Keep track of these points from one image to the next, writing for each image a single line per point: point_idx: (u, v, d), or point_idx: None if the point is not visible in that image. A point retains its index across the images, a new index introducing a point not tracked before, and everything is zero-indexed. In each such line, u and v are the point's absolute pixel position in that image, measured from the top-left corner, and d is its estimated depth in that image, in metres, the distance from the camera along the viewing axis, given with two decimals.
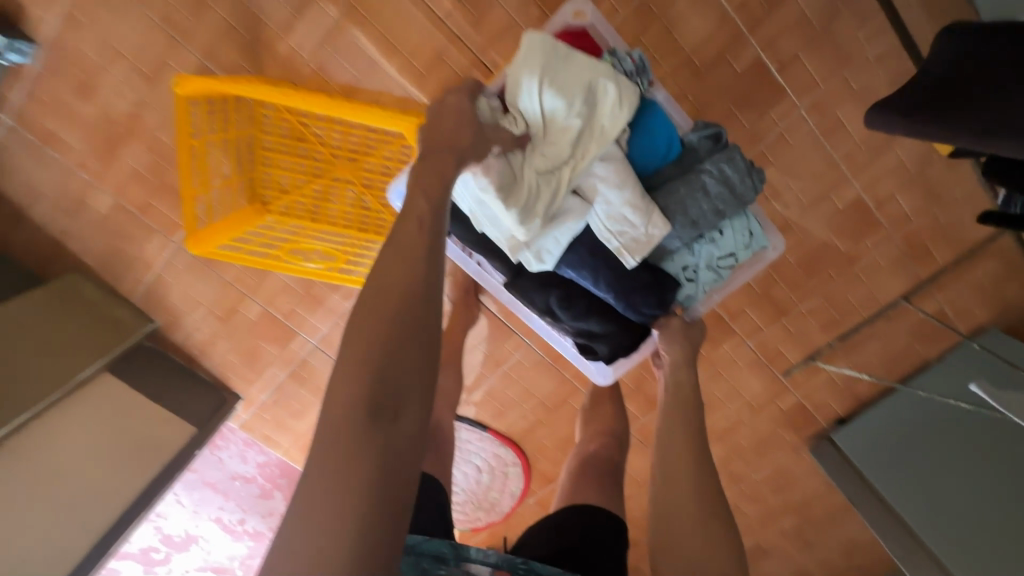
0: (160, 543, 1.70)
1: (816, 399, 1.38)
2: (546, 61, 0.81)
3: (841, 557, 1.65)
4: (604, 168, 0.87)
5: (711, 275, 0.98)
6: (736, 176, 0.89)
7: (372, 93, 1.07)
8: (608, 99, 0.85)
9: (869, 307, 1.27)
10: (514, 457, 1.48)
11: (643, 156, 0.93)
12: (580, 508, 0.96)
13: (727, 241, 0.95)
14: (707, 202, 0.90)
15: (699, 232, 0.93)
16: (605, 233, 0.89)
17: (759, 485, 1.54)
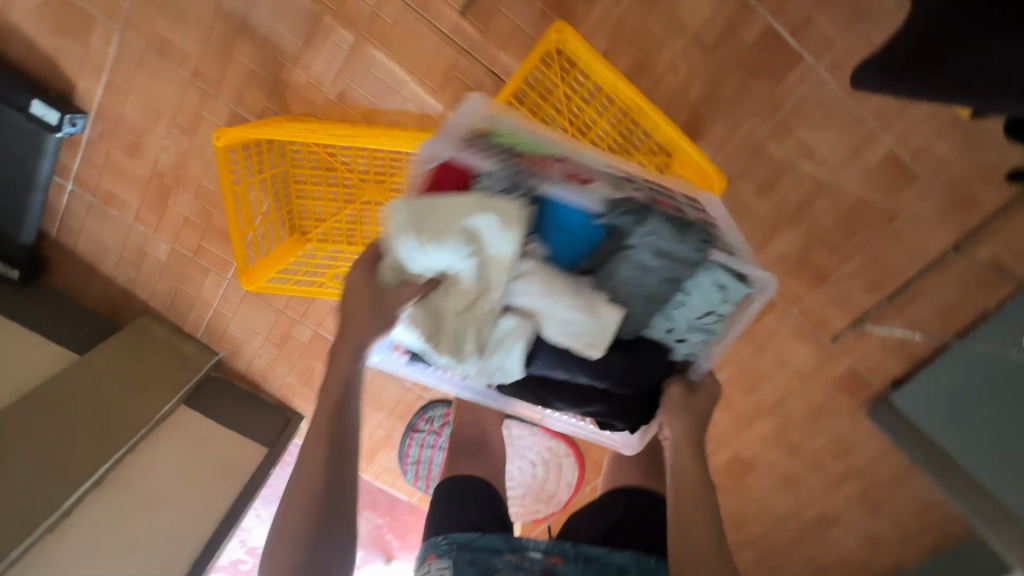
0: (246, 555, 1.79)
1: (869, 361, 1.35)
2: (414, 226, 0.74)
3: (913, 518, 1.61)
4: (520, 285, 0.79)
5: (700, 330, 0.86)
6: (664, 240, 0.78)
7: (392, 114, 1.12)
8: (495, 232, 0.74)
9: (915, 262, 1.23)
10: (566, 448, 1.52)
11: (568, 246, 0.83)
12: (620, 488, 0.98)
13: (702, 292, 0.83)
14: (654, 272, 0.80)
15: (659, 301, 0.83)
16: (556, 341, 0.81)
17: (818, 454, 1.51)
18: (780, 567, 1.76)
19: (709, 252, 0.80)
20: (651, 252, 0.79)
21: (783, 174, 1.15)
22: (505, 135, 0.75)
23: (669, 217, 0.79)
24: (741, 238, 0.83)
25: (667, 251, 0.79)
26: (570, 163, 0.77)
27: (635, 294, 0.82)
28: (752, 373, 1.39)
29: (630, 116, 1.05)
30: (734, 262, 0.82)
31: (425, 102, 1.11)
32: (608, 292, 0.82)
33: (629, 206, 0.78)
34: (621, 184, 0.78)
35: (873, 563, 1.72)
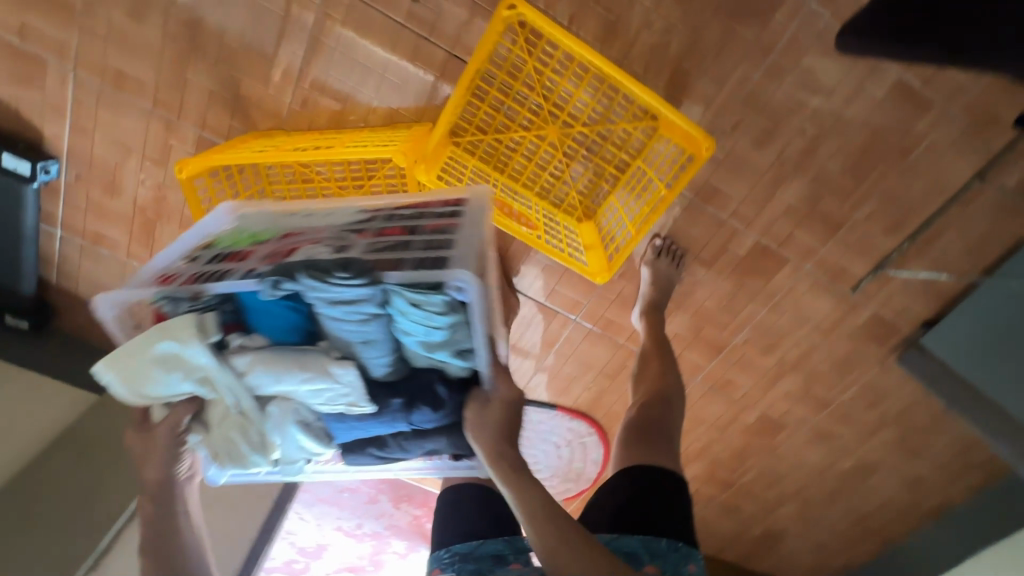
0: (298, 555, 1.86)
1: (895, 306, 1.28)
2: (113, 369, 0.78)
3: (955, 458, 1.56)
4: (252, 378, 0.78)
5: (451, 342, 0.80)
6: (315, 292, 0.74)
7: (359, 116, 1.08)
8: (174, 352, 0.76)
9: (937, 196, 1.14)
10: (587, 428, 1.51)
11: (264, 329, 0.82)
12: (627, 469, 0.94)
13: (416, 310, 0.75)
14: (351, 322, 0.76)
15: (383, 336, 0.79)
16: (341, 402, 0.81)
17: (849, 406, 1.45)
18: (820, 519, 1.74)
19: (379, 281, 0.73)
20: (333, 305, 0.75)
21: (781, 122, 1.06)
22: (227, 237, 0.84)
23: (387, 247, 0.79)
24: (476, 235, 0.80)
25: (359, 294, 0.74)
26: (301, 235, 0.82)
27: (354, 345, 0.79)
28: (771, 333, 1.33)
29: (608, 82, 0.99)
30: (401, 282, 0.74)
31: (390, 98, 1.06)
32: (355, 344, 0.79)
33: (276, 270, 0.75)
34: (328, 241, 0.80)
35: (917, 505, 1.68)
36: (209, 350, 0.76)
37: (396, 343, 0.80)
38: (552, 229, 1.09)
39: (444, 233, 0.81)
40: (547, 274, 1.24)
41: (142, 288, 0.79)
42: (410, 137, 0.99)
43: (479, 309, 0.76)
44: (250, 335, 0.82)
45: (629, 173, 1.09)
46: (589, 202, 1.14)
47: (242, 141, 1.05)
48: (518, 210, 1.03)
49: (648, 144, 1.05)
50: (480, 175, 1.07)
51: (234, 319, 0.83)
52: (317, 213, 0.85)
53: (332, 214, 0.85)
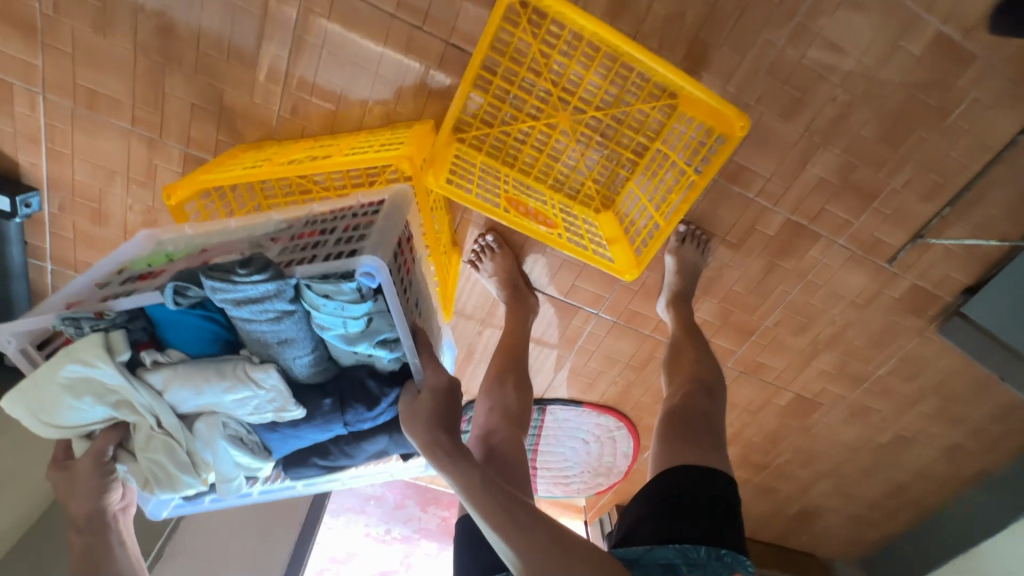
0: (329, 565, 1.79)
1: (934, 275, 1.21)
2: (17, 404, 0.68)
3: (997, 424, 1.50)
4: (172, 396, 0.72)
5: (373, 332, 0.74)
6: (218, 295, 0.66)
7: (354, 118, 1.00)
8: (80, 374, 0.67)
9: (979, 157, 1.06)
10: (616, 422, 1.46)
11: (178, 344, 0.74)
12: (675, 471, 0.82)
13: (326, 302, 0.69)
14: (262, 322, 0.69)
15: (303, 339, 0.72)
16: (268, 411, 0.74)
17: (887, 379, 1.40)
18: (857, 493, 1.70)
19: (286, 276, 0.67)
20: (239, 309, 0.67)
21: (810, 89, 0.98)
22: (145, 261, 0.79)
23: (301, 247, 0.74)
24: (388, 225, 0.74)
25: (263, 294, 0.67)
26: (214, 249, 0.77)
27: (273, 347, 0.72)
28: (804, 312, 1.27)
29: (622, 60, 0.89)
30: (312, 274, 0.69)
31: (385, 97, 0.98)
32: (271, 348, 0.72)
33: (186, 275, 0.68)
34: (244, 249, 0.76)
35: (957, 474, 1.63)
36: (120, 370, 0.68)
37: (316, 343, 0.74)
38: (570, 224, 1.01)
39: (360, 229, 0.75)
40: (565, 270, 1.18)
41: (41, 314, 0.70)
42: (412, 138, 0.90)
43: (394, 296, 0.70)
44: (164, 351, 0.73)
45: (649, 156, 1.00)
46: (607, 190, 1.06)
47: (232, 157, 0.97)
48: (534, 207, 0.96)
49: (668, 124, 0.96)
50: (490, 172, 0.99)
51: (147, 335, 0.73)
52: (236, 228, 0.81)
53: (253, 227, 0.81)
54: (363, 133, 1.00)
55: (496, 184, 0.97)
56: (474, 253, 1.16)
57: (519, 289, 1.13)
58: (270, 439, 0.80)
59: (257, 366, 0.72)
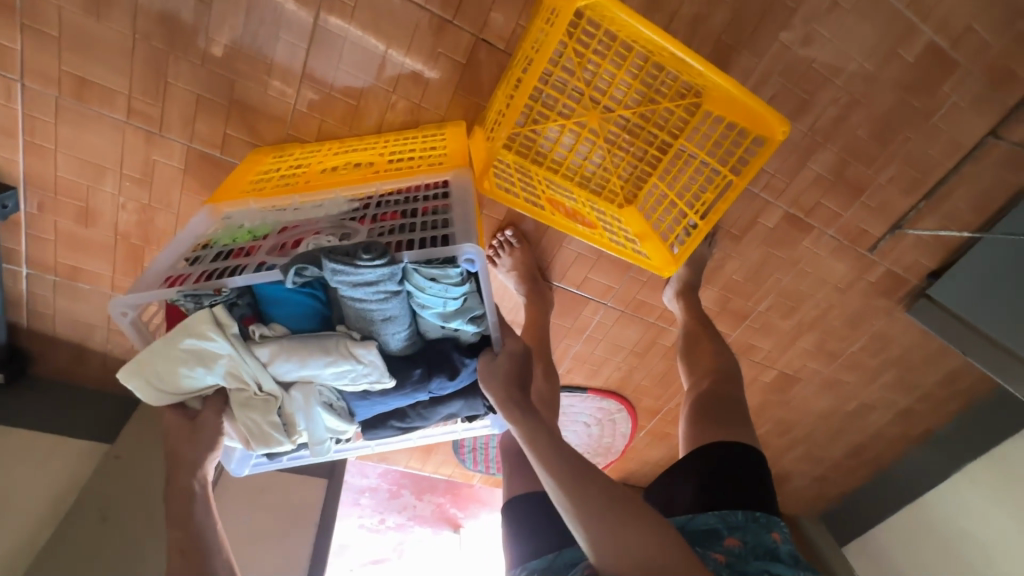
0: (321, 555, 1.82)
1: (906, 261, 1.33)
2: (131, 368, 0.63)
3: (943, 389, 1.70)
4: (276, 369, 0.66)
5: (468, 310, 0.70)
6: (336, 278, 0.60)
7: (375, 114, 0.97)
8: (197, 341, 0.62)
9: (953, 155, 1.16)
10: (617, 405, 1.52)
11: (282, 319, 0.68)
12: (706, 448, 0.86)
13: (433, 285, 0.64)
14: (372, 303, 0.64)
15: (404, 313, 0.67)
16: (370, 384, 0.69)
17: (858, 354, 1.54)
18: (824, 456, 1.88)
19: (398, 258, 0.61)
20: (353, 290, 0.62)
21: (816, 90, 1.04)
22: (224, 237, 0.71)
23: (389, 227, 0.68)
24: (470, 206, 0.70)
25: (377, 279, 0.61)
26: (300, 227, 0.70)
27: (375, 324, 0.67)
28: (793, 297, 1.37)
29: (652, 61, 0.92)
30: (419, 258, 0.63)
31: (411, 91, 0.95)
32: (374, 325, 0.67)
33: (298, 257, 0.60)
34: (334, 227, 0.70)
35: (908, 434, 1.84)
36: (231, 342, 0.64)
37: (413, 316, 0.69)
38: (600, 220, 1.03)
39: (443, 212, 0.71)
40: (579, 263, 1.21)
41: (150, 291, 0.62)
42: (453, 143, 0.92)
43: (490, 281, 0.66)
44: (269, 325, 0.68)
45: (672, 154, 1.03)
46: (628, 187, 1.09)
47: (251, 172, 0.92)
48: (570, 206, 0.98)
49: (692, 123, 0.99)
50: (522, 172, 0.99)
51: (252, 309, 0.68)
52: (306, 214, 0.73)
53: (326, 209, 0.74)
54: (390, 137, 0.98)
55: (531, 184, 0.97)
56: (493, 248, 1.17)
57: (538, 282, 1.16)
58: (356, 406, 0.74)
59: (359, 344, 0.66)
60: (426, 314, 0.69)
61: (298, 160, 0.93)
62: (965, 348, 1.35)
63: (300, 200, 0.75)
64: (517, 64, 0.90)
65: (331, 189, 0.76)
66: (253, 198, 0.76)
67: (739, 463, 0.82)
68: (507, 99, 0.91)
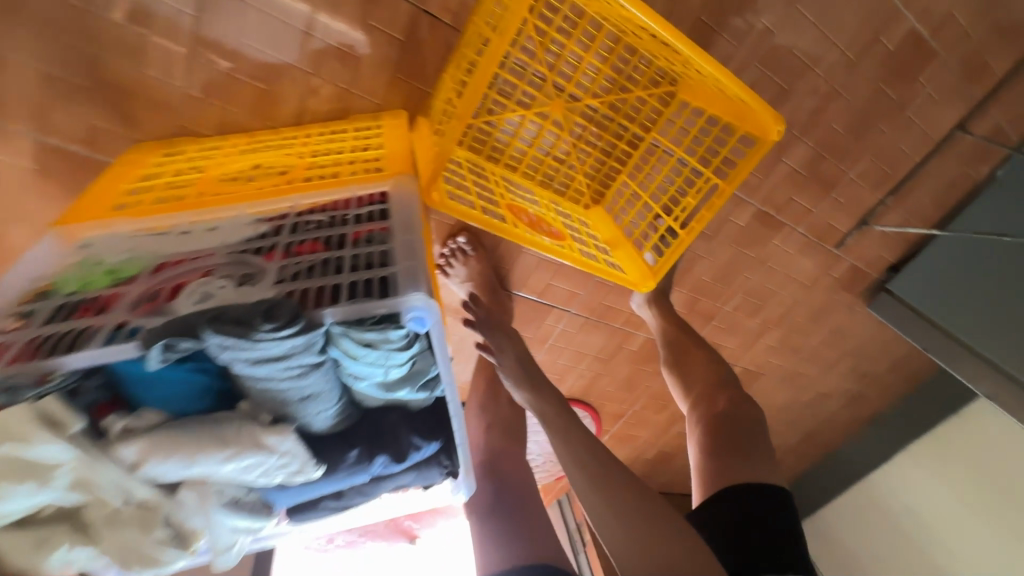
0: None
1: (869, 256, 1.31)
2: None
3: (891, 374, 1.74)
4: (150, 471, 0.51)
5: (417, 375, 0.57)
6: (227, 352, 0.49)
7: (294, 100, 0.79)
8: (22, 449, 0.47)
9: (922, 149, 1.13)
10: (581, 412, 1.44)
11: (154, 403, 0.53)
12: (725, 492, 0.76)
13: (369, 352, 0.52)
14: (283, 379, 0.52)
15: (330, 385, 0.55)
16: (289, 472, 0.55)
17: (817, 348, 1.53)
18: (780, 443, 1.90)
19: (317, 322, 0.50)
20: (256, 367, 0.50)
21: (795, 80, 0.96)
22: (76, 280, 0.56)
23: (307, 267, 0.56)
24: (418, 236, 0.58)
25: (287, 351, 0.50)
26: (182, 264, 0.55)
27: (291, 403, 0.54)
28: (760, 296, 1.32)
29: (624, 42, 0.80)
30: (347, 318, 0.51)
31: (337, 74, 0.78)
32: (290, 403, 0.54)
33: (170, 329, 0.47)
34: (232, 266, 0.56)
35: (857, 416, 1.89)
36: (74, 444, 0.49)
37: (343, 386, 0.57)
38: (567, 227, 0.90)
39: (380, 241, 0.59)
40: (541, 269, 1.09)
41: None
42: (391, 141, 0.77)
43: (440, 340, 0.54)
44: (135, 412, 0.52)
45: (644, 149, 0.92)
46: (595, 186, 0.96)
47: (127, 176, 0.72)
48: (534, 213, 0.85)
49: (665, 114, 0.88)
50: (476, 171, 0.84)
51: (111, 393, 0.53)
52: (194, 244, 0.59)
53: (221, 235, 0.59)
54: (312, 131, 0.81)
55: (488, 187, 0.83)
56: (443, 257, 1.03)
57: (498, 293, 1.02)
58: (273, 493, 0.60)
59: (270, 429, 0.53)
60: (362, 383, 0.56)
61: (192, 162, 0.75)
62: (927, 344, 1.34)
63: (187, 220, 0.61)
64: (467, 46, 0.76)
65: (231, 206, 0.63)
66: (124, 219, 0.61)
67: (757, 504, 0.74)
68: (459, 85, 0.78)
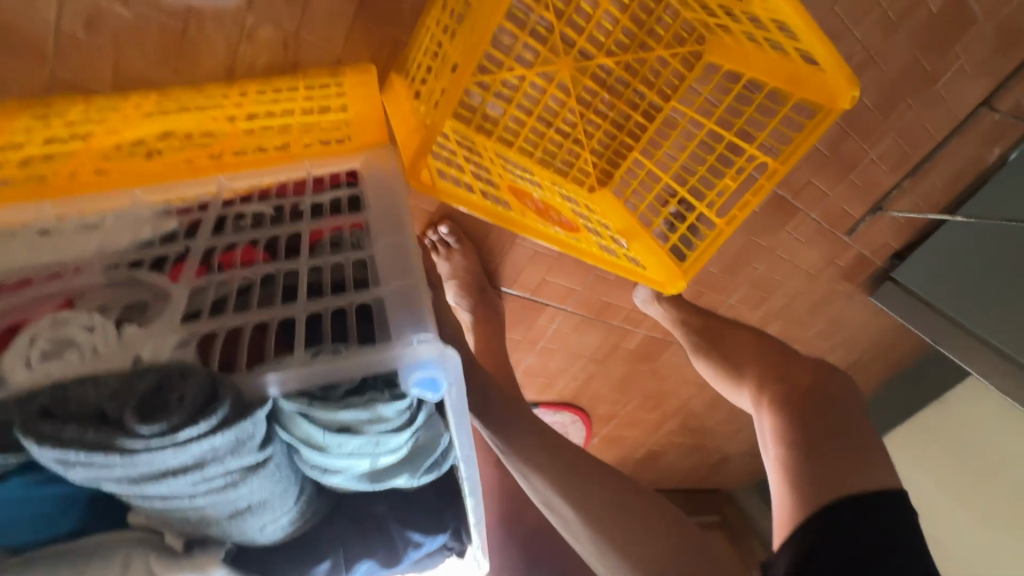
0: None
1: (877, 245, 1.22)
2: None
3: (877, 361, 1.70)
4: None
5: (421, 453, 0.45)
6: (76, 470, 0.34)
7: (224, 49, 0.62)
8: None
9: (944, 128, 1.03)
10: (572, 416, 1.31)
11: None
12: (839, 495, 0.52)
13: (345, 441, 0.39)
14: (197, 494, 0.37)
15: (273, 489, 0.41)
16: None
17: (812, 339, 1.46)
18: None
19: (246, 412, 0.36)
20: (148, 487, 0.35)
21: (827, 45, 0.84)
22: None
23: (239, 286, 0.44)
24: (410, 236, 0.47)
25: (202, 459, 0.35)
26: (20, 290, 0.43)
27: (219, 519, 0.41)
28: (764, 287, 1.21)
29: None
30: (306, 392, 0.38)
31: (281, 16, 0.61)
32: (215, 522, 0.41)
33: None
34: (119, 292, 0.44)
35: None
36: None
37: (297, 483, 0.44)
38: (576, 215, 0.75)
39: (352, 242, 0.49)
40: (534, 264, 0.93)
41: None
42: (356, 102, 0.62)
43: (457, 401, 0.41)
44: None
45: (663, 121, 0.76)
46: (603, 164, 0.81)
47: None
48: (539, 198, 0.69)
49: (690, 79, 0.73)
50: (465, 146, 0.67)
51: None
52: (66, 247, 0.47)
53: (105, 237, 0.48)
54: (248, 89, 0.62)
55: (483, 166, 0.66)
56: None
57: (486, 292, 0.87)
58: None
59: (185, 566, 0.39)
60: (335, 481, 0.43)
61: (75, 125, 0.56)
62: (935, 333, 1.19)
63: (50, 212, 0.50)
64: None
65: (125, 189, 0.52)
66: None
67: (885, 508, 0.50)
68: (448, 25, 0.59)
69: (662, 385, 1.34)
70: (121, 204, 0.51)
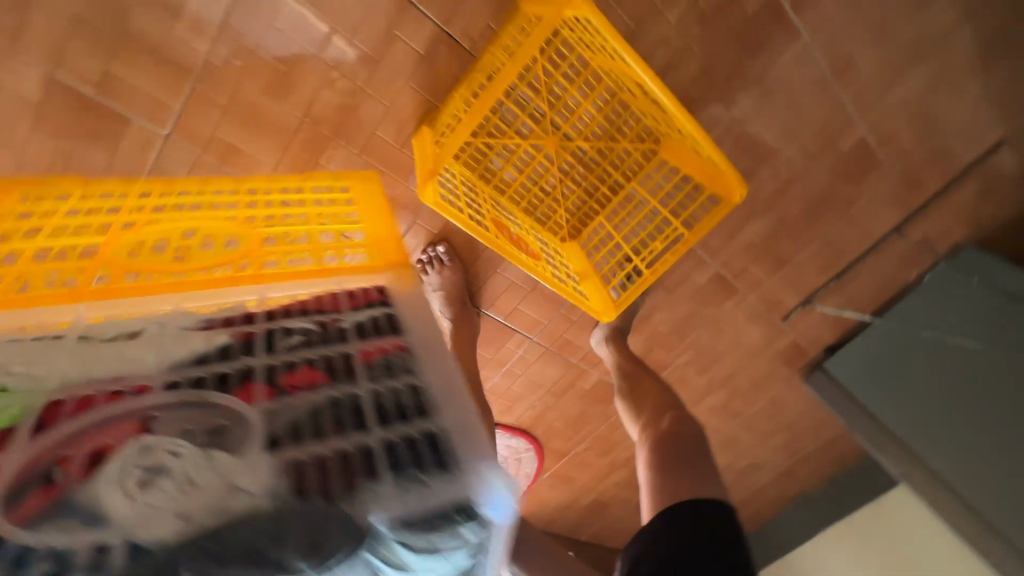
0: None
1: (810, 335, 1.41)
2: None
3: (819, 454, 1.83)
4: None
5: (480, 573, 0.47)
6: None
7: (310, 88, 0.84)
8: None
9: (863, 244, 1.25)
10: (526, 444, 1.45)
11: None
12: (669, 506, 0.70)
13: (428, 560, 0.42)
14: None
15: None
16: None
17: (755, 416, 1.61)
18: None
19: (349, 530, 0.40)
20: None
21: (760, 160, 1.08)
22: None
23: (303, 418, 0.46)
24: (455, 366, 0.51)
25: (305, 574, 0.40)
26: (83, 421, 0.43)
27: None
28: (709, 354, 1.39)
29: (619, 97, 0.87)
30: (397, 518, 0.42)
31: (356, 73, 0.84)
32: None
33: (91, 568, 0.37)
34: (190, 414, 0.45)
35: (784, 492, 1.96)
36: None
37: None
38: (543, 253, 0.96)
39: (401, 366, 0.51)
40: (510, 292, 1.13)
41: None
42: (370, 217, 0.66)
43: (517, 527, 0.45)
44: None
45: (623, 197, 0.98)
46: (575, 222, 1.02)
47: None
48: (514, 233, 0.90)
49: (646, 168, 0.95)
50: (468, 188, 0.90)
51: None
52: (114, 362, 0.48)
53: (158, 352, 0.50)
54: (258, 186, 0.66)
55: (477, 203, 0.89)
56: (420, 264, 1.08)
57: (466, 307, 1.07)
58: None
59: None
60: None
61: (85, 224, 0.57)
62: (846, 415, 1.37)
63: (84, 316, 0.51)
64: (483, 71, 0.84)
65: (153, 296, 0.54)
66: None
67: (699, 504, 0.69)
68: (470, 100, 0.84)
69: (611, 431, 1.48)
70: (159, 310, 0.54)
